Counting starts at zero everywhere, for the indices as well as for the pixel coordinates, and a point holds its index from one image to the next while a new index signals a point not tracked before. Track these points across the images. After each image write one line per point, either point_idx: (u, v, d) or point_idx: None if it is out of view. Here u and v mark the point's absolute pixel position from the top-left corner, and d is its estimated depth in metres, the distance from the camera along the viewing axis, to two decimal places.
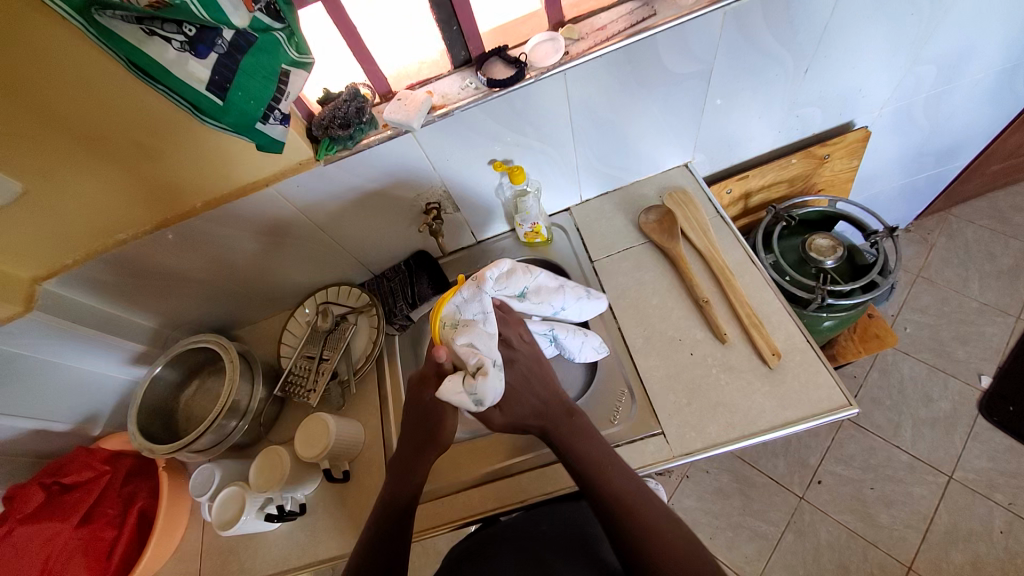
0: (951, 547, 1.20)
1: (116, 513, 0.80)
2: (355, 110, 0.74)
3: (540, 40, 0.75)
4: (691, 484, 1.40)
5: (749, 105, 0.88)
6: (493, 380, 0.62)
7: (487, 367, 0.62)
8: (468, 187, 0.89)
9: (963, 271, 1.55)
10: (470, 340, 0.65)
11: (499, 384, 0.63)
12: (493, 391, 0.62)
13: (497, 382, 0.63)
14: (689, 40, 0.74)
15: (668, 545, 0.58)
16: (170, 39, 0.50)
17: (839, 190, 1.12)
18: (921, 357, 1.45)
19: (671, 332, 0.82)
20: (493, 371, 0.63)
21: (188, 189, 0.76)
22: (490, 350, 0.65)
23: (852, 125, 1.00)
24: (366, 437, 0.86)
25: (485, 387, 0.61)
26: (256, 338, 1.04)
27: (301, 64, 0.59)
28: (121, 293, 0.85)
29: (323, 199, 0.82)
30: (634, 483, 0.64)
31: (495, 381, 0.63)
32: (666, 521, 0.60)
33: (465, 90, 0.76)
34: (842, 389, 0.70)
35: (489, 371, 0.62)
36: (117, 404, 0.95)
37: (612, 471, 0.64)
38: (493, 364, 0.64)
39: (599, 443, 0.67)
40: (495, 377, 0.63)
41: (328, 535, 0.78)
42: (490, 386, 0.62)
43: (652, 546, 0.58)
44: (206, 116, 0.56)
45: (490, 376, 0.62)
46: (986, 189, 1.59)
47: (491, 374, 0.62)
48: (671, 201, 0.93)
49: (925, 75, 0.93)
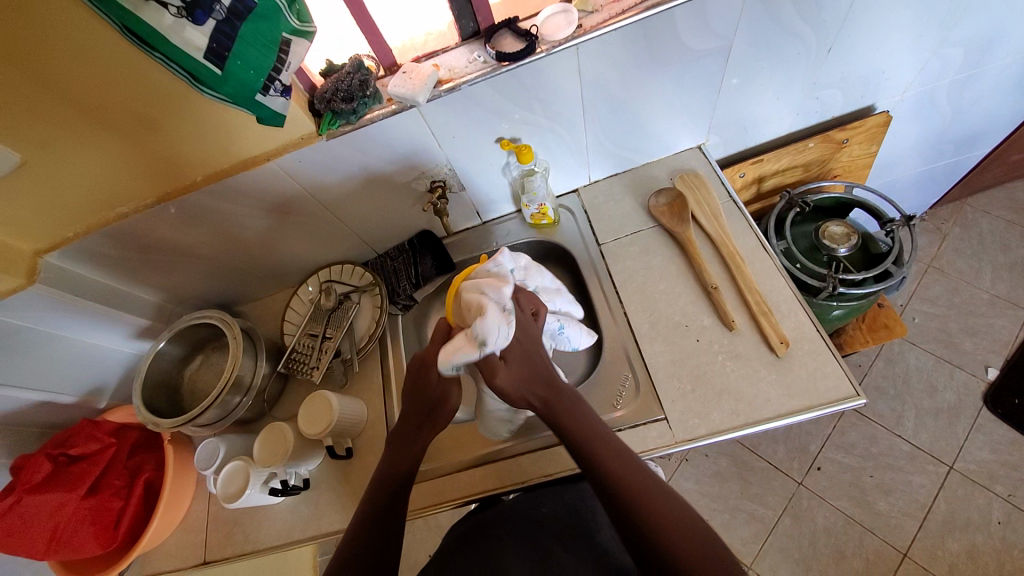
0: (947, 535, 1.21)
1: (123, 484, 0.81)
2: (359, 84, 0.71)
3: (552, 13, 0.72)
4: (690, 468, 1.41)
5: (768, 85, 0.84)
6: (494, 322, 0.63)
7: (488, 306, 0.63)
8: (475, 165, 0.87)
9: (976, 262, 1.52)
10: (479, 290, 0.67)
11: (502, 327, 0.63)
12: (493, 331, 0.62)
13: (501, 326, 0.63)
14: (709, 15, 0.70)
15: (680, 536, 0.55)
16: (166, 4, 0.48)
17: (855, 175, 1.09)
18: (928, 348, 1.43)
19: (678, 317, 0.80)
20: (496, 316, 0.63)
21: (189, 162, 0.74)
22: (498, 294, 0.66)
23: (873, 108, 0.97)
24: (369, 415, 0.87)
25: (487, 327, 0.62)
26: (259, 315, 1.04)
27: (302, 34, 0.56)
28: (123, 267, 0.85)
29: (326, 176, 0.81)
30: (645, 472, 0.61)
31: (498, 326, 0.63)
32: (678, 510, 0.58)
33: (472, 64, 0.73)
34: (850, 379, 0.69)
35: (490, 313, 0.63)
36: (122, 377, 0.95)
37: (620, 459, 0.62)
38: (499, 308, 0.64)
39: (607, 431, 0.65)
40: (497, 319, 0.63)
41: (331, 510, 0.80)
42: (492, 328, 0.63)
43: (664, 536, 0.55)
44: (205, 86, 0.54)
45: (492, 315, 0.63)
46: (1005, 178, 1.55)
47: (492, 314, 0.63)
48: (683, 183, 0.90)
49: (953, 57, 0.88)
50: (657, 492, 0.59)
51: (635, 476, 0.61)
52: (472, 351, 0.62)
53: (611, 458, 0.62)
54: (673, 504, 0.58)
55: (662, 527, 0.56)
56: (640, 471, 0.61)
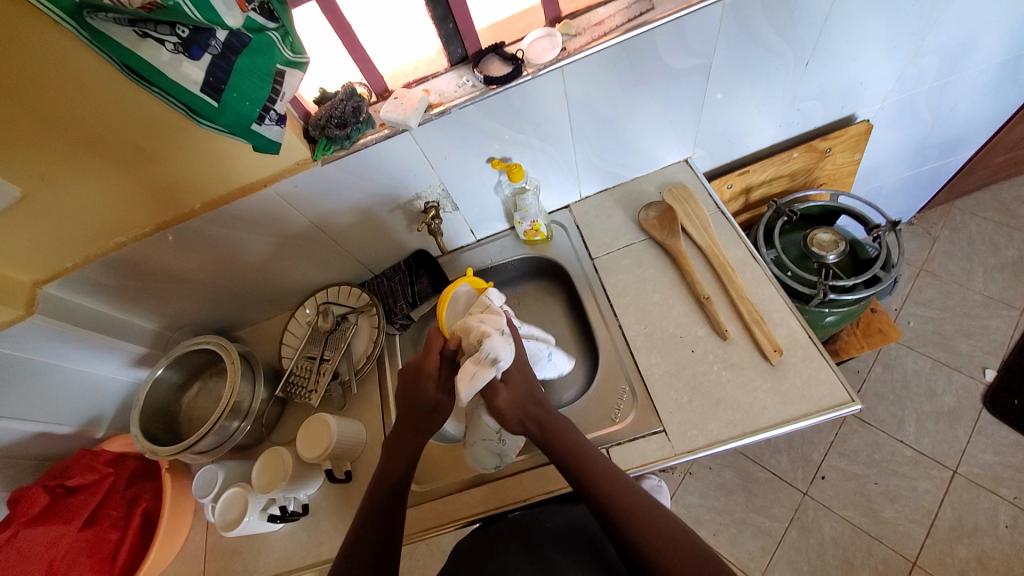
0: (956, 540, 1.20)
1: (120, 515, 0.81)
2: (352, 110, 0.73)
3: (536, 37, 0.74)
4: (695, 481, 1.40)
5: (750, 100, 0.87)
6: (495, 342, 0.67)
7: (490, 330, 0.67)
8: (467, 185, 0.89)
9: (966, 264, 1.54)
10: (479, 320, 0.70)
11: (504, 344, 0.67)
12: (498, 348, 0.66)
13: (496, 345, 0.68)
14: (688, 34, 0.73)
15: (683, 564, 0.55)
16: (163, 41, 0.50)
17: (841, 184, 1.12)
18: (925, 351, 1.44)
19: (672, 329, 0.81)
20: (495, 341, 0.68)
21: (187, 190, 0.75)
22: (496, 321, 0.69)
23: (854, 118, 0.99)
24: (367, 438, 0.86)
25: (492, 346, 0.65)
26: (256, 339, 1.04)
27: (297, 65, 0.58)
28: (121, 295, 0.85)
29: (323, 200, 0.82)
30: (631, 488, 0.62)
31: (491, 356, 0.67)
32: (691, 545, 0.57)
33: (462, 88, 0.75)
34: (845, 385, 0.70)
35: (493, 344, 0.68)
36: (120, 406, 0.95)
37: (610, 478, 0.62)
38: (498, 331, 0.68)
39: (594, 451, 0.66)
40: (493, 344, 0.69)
41: (331, 536, 0.79)
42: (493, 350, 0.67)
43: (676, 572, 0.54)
44: (203, 118, 0.56)
45: (494, 336, 0.66)
46: (989, 181, 1.58)
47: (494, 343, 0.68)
48: (672, 197, 0.92)
49: (928, 66, 0.91)
50: (646, 508, 0.60)
51: (644, 509, 0.60)
52: (487, 371, 0.64)
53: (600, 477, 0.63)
54: (672, 529, 0.58)
55: (647, 539, 0.57)
56: (636, 497, 0.61)
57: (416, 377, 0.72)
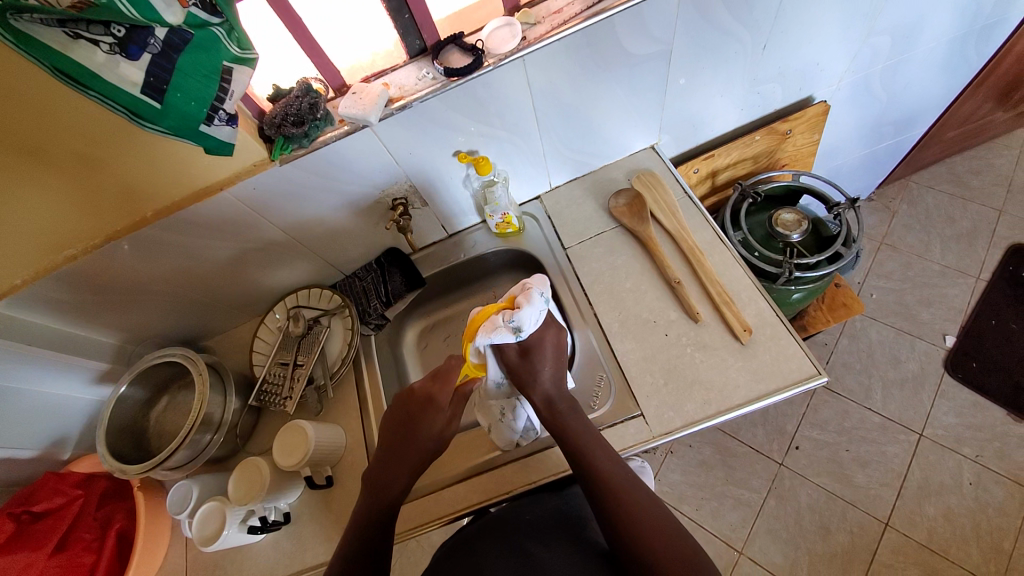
0: (924, 501, 1.26)
1: (93, 537, 0.78)
2: (308, 107, 0.70)
3: (496, 26, 0.72)
4: (676, 460, 1.43)
5: (712, 84, 0.88)
6: (529, 312, 0.73)
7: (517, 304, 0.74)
8: (434, 180, 0.88)
9: (924, 236, 1.60)
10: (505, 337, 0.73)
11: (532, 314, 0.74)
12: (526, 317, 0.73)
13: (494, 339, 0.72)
14: (647, 21, 0.73)
15: (656, 533, 0.61)
16: (98, 42, 0.46)
17: (802, 164, 1.14)
18: (888, 322, 1.50)
19: (645, 314, 0.82)
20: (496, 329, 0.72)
21: (138, 196, 0.72)
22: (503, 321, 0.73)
23: (812, 99, 1.02)
24: (347, 441, 0.85)
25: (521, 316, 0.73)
26: (225, 348, 1.01)
27: (244, 60, 0.56)
28: (79, 310, 0.81)
29: (285, 201, 0.80)
30: (624, 468, 0.66)
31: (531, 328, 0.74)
32: (659, 517, 0.62)
33: (422, 81, 0.74)
34: (811, 359, 0.72)
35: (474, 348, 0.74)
36: (86, 425, 0.90)
37: (609, 457, 0.66)
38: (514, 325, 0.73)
39: (615, 458, 0.67)
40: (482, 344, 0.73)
41: (316, 542, 0.77)
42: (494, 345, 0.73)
43: (651, 537, 0.60)
44: (145, 120, 0.53)
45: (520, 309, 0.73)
46: (944, 154, 1.65)
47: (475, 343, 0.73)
48: (640, 183, 0.93)
49: (881, 45, 0.94)
50: (627, 482, 0.65)
51: (630, 491, 0.64)
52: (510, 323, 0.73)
53: (617, 489, 0.64)
54: (649, 506, 0.64)
55: (618, 496, 0.63)
56: (628, 481, 0.65)
57: (423, 407, 0.74)
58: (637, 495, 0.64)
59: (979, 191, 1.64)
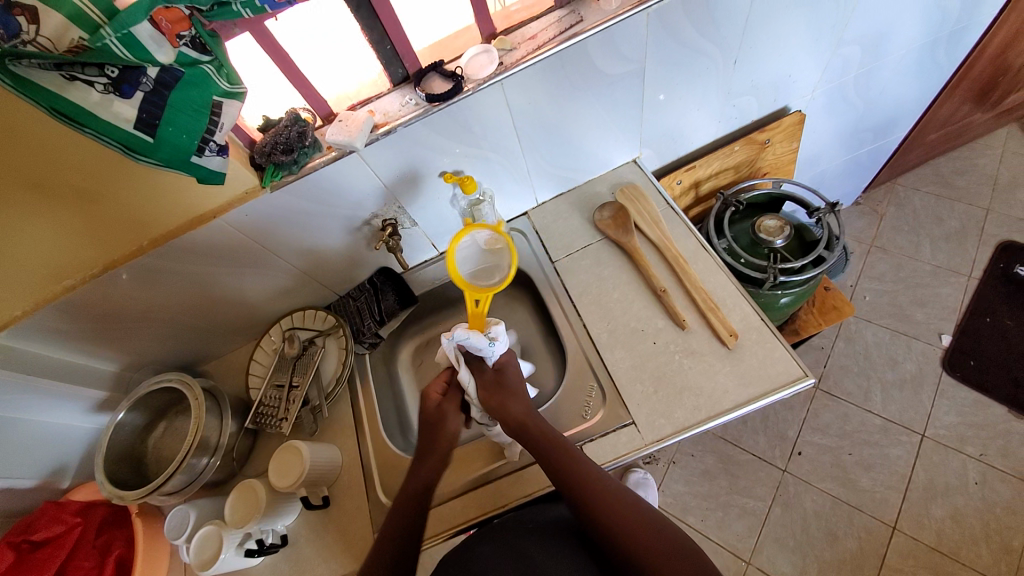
0: (930, 502, 1.25)
1: (93, 564, 0.78)
2: (297, 135, 0.74)
3: (474, 53, 0.76)
4: (679, 470, 1.41)
5: (688, 99, 0.92)
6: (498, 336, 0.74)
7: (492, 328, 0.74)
8: (423, 200, 0.90)
9: (914, 236, 1.62)
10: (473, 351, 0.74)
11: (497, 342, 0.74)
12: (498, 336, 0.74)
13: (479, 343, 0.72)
14: (619, 42, 0.76)
15: (659, 545, 0.60)
16: (93, 82, 0.49)
17: (783, 172, 1.17)
18: (884, 323, 1.50)
19: (633, 323, 0.83)
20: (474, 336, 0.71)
21: (133, 227, 0.74)
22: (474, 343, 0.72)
23: (788, 109, 1.05)
24: (343, 460, 0.86)
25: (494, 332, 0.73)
26: (223, 373, 1.02)
27: (234, 95, 0.59)
28: (79, 339, 0.83)
29: (276, 225, 0.82)
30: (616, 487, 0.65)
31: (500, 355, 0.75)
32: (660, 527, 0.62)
33: (405, 107, 0.77)
34: (797, 362, 0.73)
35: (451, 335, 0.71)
36: (86, 453, 0.91)
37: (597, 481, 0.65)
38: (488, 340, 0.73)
39: (610, 479, 0.66)
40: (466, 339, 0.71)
41: (313, 563, 0.77)
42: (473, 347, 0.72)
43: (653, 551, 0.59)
44: (139, 154, 0.56)
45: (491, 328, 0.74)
46: (927, 156, 1.68)
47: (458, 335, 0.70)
48: (623, 197, 0.95)
49: (850, 55, 0.98)
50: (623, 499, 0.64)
51: (626, 507, 0.63)
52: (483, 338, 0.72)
53: (611, 506, 0.63)
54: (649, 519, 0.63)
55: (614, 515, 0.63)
56: (622, 499, 0.64)
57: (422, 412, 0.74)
58: (634, 509, 0.63)
59: (965, 190, 1.66)
